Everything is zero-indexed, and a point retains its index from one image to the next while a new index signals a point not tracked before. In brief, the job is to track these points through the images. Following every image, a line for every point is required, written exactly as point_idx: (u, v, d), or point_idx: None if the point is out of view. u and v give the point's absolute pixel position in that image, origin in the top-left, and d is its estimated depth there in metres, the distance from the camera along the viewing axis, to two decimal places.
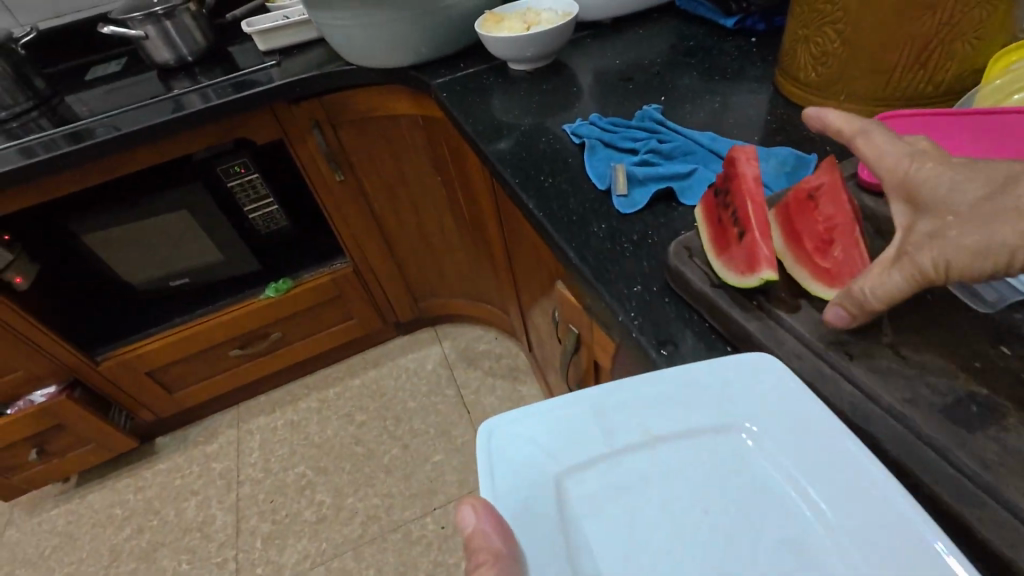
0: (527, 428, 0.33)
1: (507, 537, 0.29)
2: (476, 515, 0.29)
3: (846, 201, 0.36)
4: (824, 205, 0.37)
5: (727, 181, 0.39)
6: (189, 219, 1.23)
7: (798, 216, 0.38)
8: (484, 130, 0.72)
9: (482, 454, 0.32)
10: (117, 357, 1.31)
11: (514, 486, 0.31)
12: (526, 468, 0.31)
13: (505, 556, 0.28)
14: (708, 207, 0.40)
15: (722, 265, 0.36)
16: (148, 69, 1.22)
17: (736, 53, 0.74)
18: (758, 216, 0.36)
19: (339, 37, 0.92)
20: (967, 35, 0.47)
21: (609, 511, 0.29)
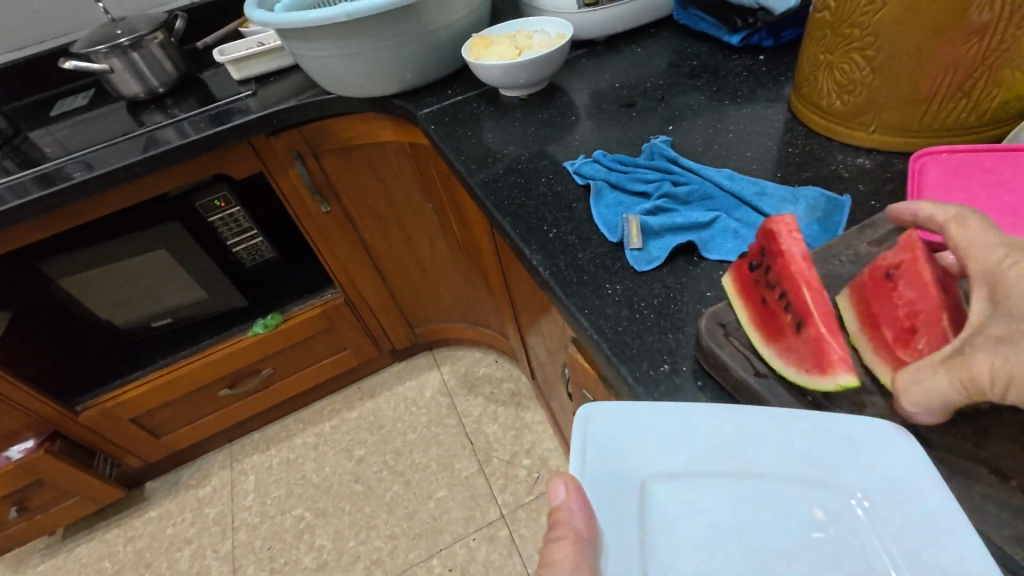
0: (629, 428, 0.33)
1: (589, 523, 0.31)
2: (568, 494, 0.31)
3: (928, 283, 0.32)
4: (902, 289, 0.33)
5: (765, 255, 0.36)
6: (166, 256, 1.15)
7: (875, 298, 0.34)
8: (476, 165, 0.66)
9: (578, 434, 0.33)
10: (98, 406, 1.24)
11: (603, 473, 0.32)
12: (619, 465, 0.32)
13: (585, 538, 0.30)
14: (743, 282, 0.37)
15: (778, 357, 0.33)
16: (116, 102, 1.15)
17: (744, 73, 0.69)
18: (816, 305, 0.33)
19: (317, 67, 0.86)
20: (1016, 61, 0.42)
21: (687, 529, 0.30)
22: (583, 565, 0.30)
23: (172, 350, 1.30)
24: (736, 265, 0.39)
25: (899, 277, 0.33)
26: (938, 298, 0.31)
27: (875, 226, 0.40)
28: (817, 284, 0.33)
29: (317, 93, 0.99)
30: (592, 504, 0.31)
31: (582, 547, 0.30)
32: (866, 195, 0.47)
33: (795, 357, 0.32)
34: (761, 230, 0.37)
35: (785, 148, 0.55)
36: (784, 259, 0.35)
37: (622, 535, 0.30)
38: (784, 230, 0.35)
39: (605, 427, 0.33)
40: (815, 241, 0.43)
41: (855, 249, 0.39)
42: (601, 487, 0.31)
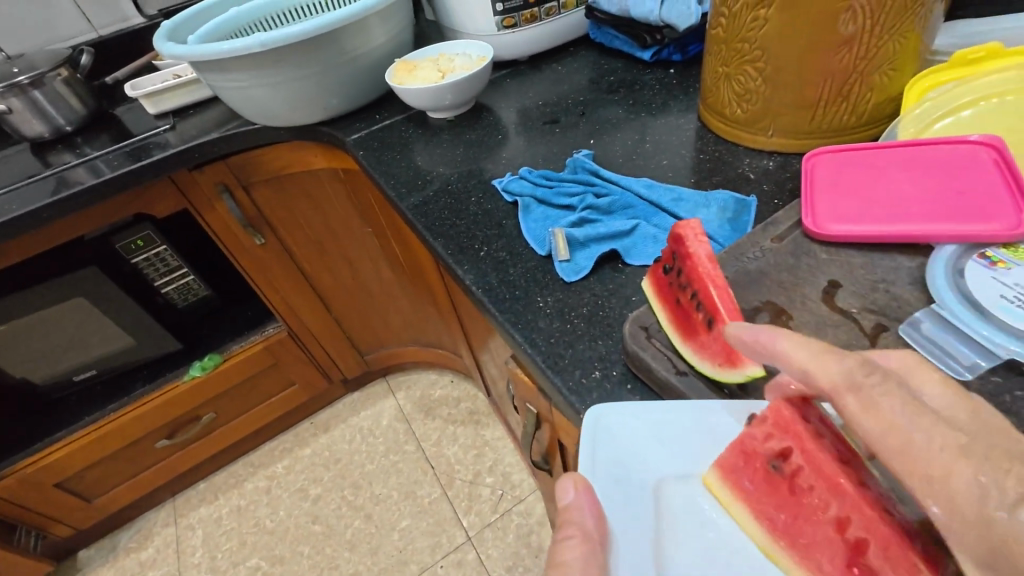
0: (638, 430, 0.35)
1: (599, 523, 0.31)
2: (578, 491, 0.32)
3: (828, 476, 0.29)
4: (820, 497, 0.29)
5: (676, 260, 0.38)
6: (86, 304, 1.07)
7: (784, 508, 0.31)
8: (407, 188, 0.66)
9: (590, 433, 0.35)
10: (17, 474, 1.14)
11: (613, 474, 0.34)
12: (630, 465, 0.34)
13: (594, 536, 0.31)
14: (659, 287, 0.39)
15: (695, 353, 0.35)
16: (19, 142, 1.08)
17: (658, 86, 0.73)
18: (724, 303, 0.34)
19: (237, 98, 0.84)
20: (882, 67, 0.47)
21: (698, 527, 0.31)
22: (591, 566, 0.30)
23: (98, 405, 1.20)
24: (653, 270, 0.41)
25: (808, 479, 0.30)
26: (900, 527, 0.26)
27: (775, 223, 0.43)
28: (722, 284, 0.35)
29: (242, 124, 0.96)
30: (602, 504, 0.32)
31: (590, 545, 0.31)
32: (769, 195, 0.50)
33: (706, 354, 0.34)
34: (671, 235, 0.39)
35: (697, 155, 0.58)
36: (692, 262, 0.37)
37: (633, 534, 0.31)
38: (689, 233, 0.37)
39: (616, 430, 0.35)
40: (726, 241, 0.46)
41: (759, 246, 0.41)
42: (612, 486, 0.33)
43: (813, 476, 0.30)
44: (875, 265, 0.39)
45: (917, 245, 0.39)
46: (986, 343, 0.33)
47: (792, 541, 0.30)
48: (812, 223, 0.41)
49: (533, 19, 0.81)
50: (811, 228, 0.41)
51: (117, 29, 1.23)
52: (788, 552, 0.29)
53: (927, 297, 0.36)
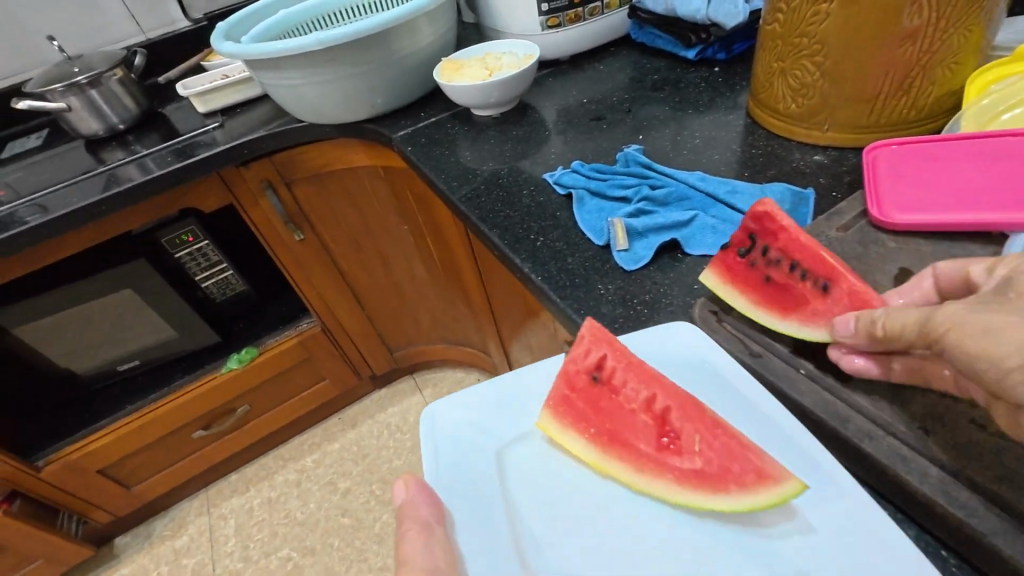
0: (463, 410, 0.39)
1: (435, 509, 0.35)
2: (409, 490, 0.35)
3: (644, 376, 0.39)
4: (631, 391, 0.40)
5: (755, 240, 0.42)
6: (133, 296, 1.11)
7: (608, 406, 0.40)
8: (457, 182, 0.68)
9: (426, 436, 0.38)
10: (62, 459, 1.17)
11: (453, 468, 0.37)
12: (466, 442, 0.38)
13: (433, 520, 0.34)
14: (735, 273, 0.41)
15: (809, 322, 0.37)
16: (75, 139, 1.12)
17: (703, 84, 0.74)
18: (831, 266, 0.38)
19: (286, 96, 0.86)
20: (945, 61, 0.47)
21: (530, 465, 0.37)
22: (434, 547, 0.33)
23: (139, 395, 1.24)
24: (718, 258, 0.42)
25: (621, 375, 0.40)
26: (690, 396, 0.37)
27: (838, 214, 0.44)
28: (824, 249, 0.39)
29: (287, 122, 0.99)
30: (438, 494, 0.35)
31: (431, 532, 0.34)
32: (829, 188, 0.51)
33: (832, 316, 0.37)
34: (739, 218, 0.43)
35: (749, 149, 0.59)
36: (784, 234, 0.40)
37: (471, 504, 0.35)
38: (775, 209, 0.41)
39: (447, 425, 0.39)
40: None
41: (826, 235, 0.42)
42: (450, 478, 0.36)
43: (627, 375, 0.39)
44: (947, 253, 0.39)
45: (989, 233, 0.40)
46: None
47: (621, 440, 0.37)
48: (877, 210, 0.42)
49: (576, 20, 0.82)
50: (875, 216, 0.42)
51: (165, 32, 1.27)
52: (614, 450, 0.37)
53: None
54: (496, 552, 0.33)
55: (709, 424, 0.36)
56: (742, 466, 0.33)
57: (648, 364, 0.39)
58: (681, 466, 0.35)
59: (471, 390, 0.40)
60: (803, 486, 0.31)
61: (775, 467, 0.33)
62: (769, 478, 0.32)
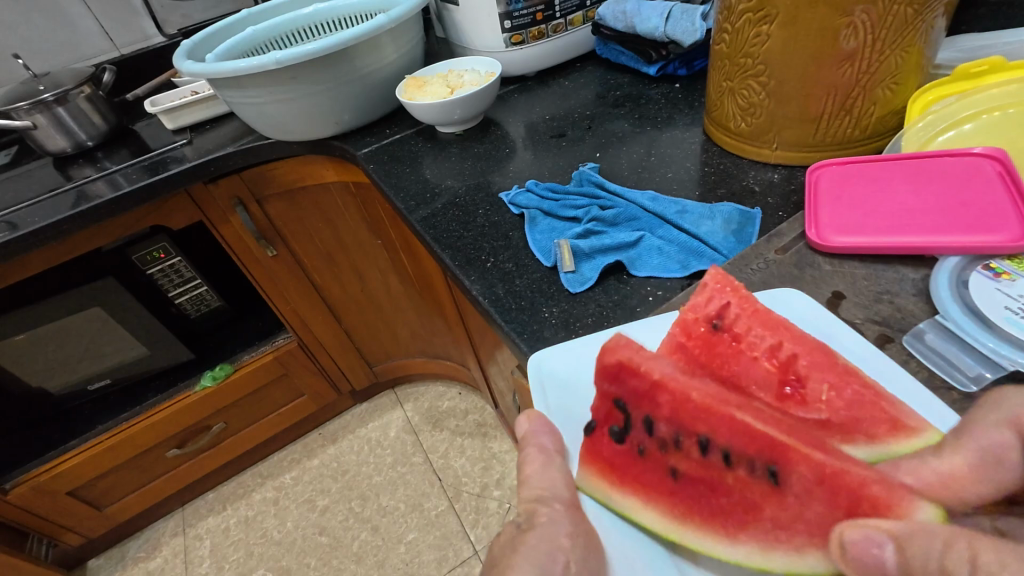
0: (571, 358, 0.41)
1: (554, 440, 0.38)
2: (533, 425, 0.39)
3: (773, 322, 0.39)
4: (755, 337, 0.39)
5: (629, 415, 0.39)
6: (103, 314, 1.10)
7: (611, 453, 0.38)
8: (416, 202, 0.67)
9: (535, 378, 0.41)
10: (30, 481, 1.15)
11: (564, 408, 0.40)
12: (579, 392, 0.40)
13: (552, 450, 0.38)
14: (631, 467, 0.37)
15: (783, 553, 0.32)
16: (41, 156, 1.11)
17: (663, 100, 0.74)
18: (759, 437, 0.34)
19: (253, 114, 0.86)
20: (885, 81, 0.47)
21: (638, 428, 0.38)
22: (551, 472, 0.37)
23: (112, 413, 1.22)
24: (601, 453, 0.38)
25: (743, 324, 0.39)
26: (815, 343, 0.38)
27: (780, 235, 0.46)
28: (732, 408, 0.36)
29: (256, 139, 0.99)
30: (557, 429, 0.39)
31: (552, 460, 0.38)
32: (776, 208, 0.51)
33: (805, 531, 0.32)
34: (602, 388, 0.39)
35: (702, 167, 0.59)
36: (661, 405, 0.38)
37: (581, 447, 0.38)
38: (635, 367, 0.38)
39: (555, 368, 0.41)
40: (731, 253, 0.46)
41: (764, 257, 0.45)
42: (563, 425, 0.39)
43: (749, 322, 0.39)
44: (879, 277, 0.42)
45: (921, 254, 0.42)
46: (993, 354, 0.35)
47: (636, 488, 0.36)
48: (814, 234, 0.44)
49: (540, 37, 0.83)
50: (813, 239, 0.44)
51: (138, 49, 1.27)
52: (636, 500, 0.36)
53: (932, 308, 0.39)
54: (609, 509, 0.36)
55: (839, 369, 0.36)
56: (873, 415, 0.34)
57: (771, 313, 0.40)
58: (806, 415, 0.36)
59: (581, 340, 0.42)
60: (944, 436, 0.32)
61: (912, 417, 0.33)
62: (906, 429, 0.33)
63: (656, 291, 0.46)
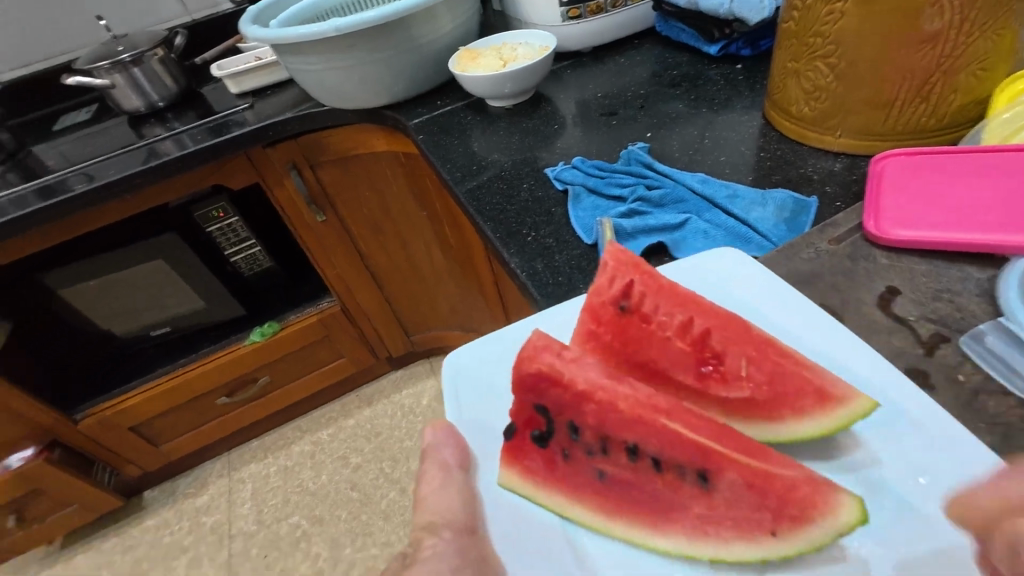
0: (481, 360, 0.43)
1: (456, 452, 0.38)
2: (437, 434, 0.39)
3: (683, 294, 0.41)
4: (664, 315, 0.41)
5: (552, 420, 0.39)
6: (165, 267, 1.18)
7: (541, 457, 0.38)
8: (462, 173, 0.68)
9: (448, 384, 0.42)
10: (97, 414, 1.26)
11: (476, 414, 0.40)
12: (487, 394, 0.41)
13: (454, 463, 0.38)
14: (556, 469, 0.38)
15: (724, 542, 0.33)
16: (118, 114, 1.19)
17: (723, 81, 0.71)
18: (703, 438, 0.36)
19: (311, 81, 0.88)
20: (969, 67, 0.44)
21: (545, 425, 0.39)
22: (449, 489, 0.37)
23: (172, 358, 1.31)
24: (525, 458, 0.38)
25: (648, 301, 0.42)
26: (727, 315, 0.40)
27: (836, 224, 0.44)
28: (661, 418, 0.37)
29: (313, 106, 1.02)
30: (462, 438, 0.39)
31: (454, 474, 0.37)
32: (835, 197, 0.48)
33: (739, 522, 0.34)
34: (521, 397, 0.38)
35: (758, 153, 0.57)
36: (587, 412, 0.38)
37: (490, 454, 0.38)
38: (558, 377, 0.37)
39: (467, 370, 0.42)
40: (782, 241, 0.45)
41: (816, 246, 0.43)
42: (472, 431, 0.39)
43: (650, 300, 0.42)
44: (940, 275, 0.40)
45: (991, 253, 0.39)
46: None
47: (565, 488, 0.37)
48: (872, 225, 0.42)
49: (598, 11, 0.81)
50: (871, 230, 0.42)
51: (208, 14, 1.32)
52: (570, 497, 0.37)
53: (996, 309, 0.37)
54: (517, 519, 0.36)
55: (754, 341, 0.38)
56: (797, 389, 0.35)
57: (675, 289, 0.42)
58: (729, 393, 0.38)
59: (488, 337, 0.44)
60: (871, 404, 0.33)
61: (838, 388, 0.34)
62: (832, 399, 0.34)
63: None
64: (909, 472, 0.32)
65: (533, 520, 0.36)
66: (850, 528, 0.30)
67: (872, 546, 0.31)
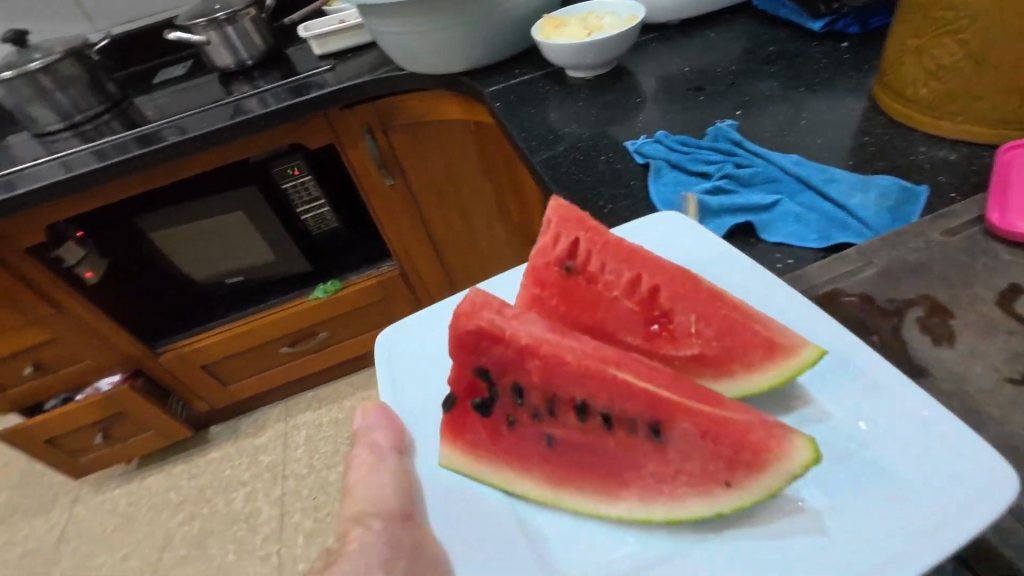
0: (414, 348, 0.45)
1: (387, 435, 0.39)
2: (366, 418, 0.40)
3: (632, 248, 0.43)
4: (610, 273, 0.42)
5: (493, 385, 0.39)
6: (242, 219, 1.24)
7: (484, 425, 0.39)
8: (538, 142, 0.67)
9: (383, 374, 0.44)
10: (176, 350, 1.37)
11: (410, 399, 0.42)
12: (420, 381, 0.43)
13: (385, 447, 0.39)
14: (500, 439, 0.39)
15: (681, 495, 0.33)
16: (210, 71, 1.25)
17: (825, 60, 0.66)
18: (650, 394, 0.35)
19: (393, 44, 0.90)
20: None
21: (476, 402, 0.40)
22: (382, 474, 0.38)
23: (243, 305, 1.40)
24: (466, 433, 0.38)
25: (593, 261, 0.43)
26: (673, 269, 0.41)
27: (951, 215, 0.41)
28: (613, 369, 0.36)
29: (392, 70, 1.03)
30: (394, 421, 0.40)
31: (385, 459, 0.38)
32: (948, 188, 0.45)
33: (694, 473, 0.34)
34: (460, 364, 0.38)
35: (861, 137, 0.53)
36: (531, 370, 0.37)
37: (425, 434, 0.40)
38: (500, 335, 0.37)
39: (399, 359, 0.45)
40: (886, 230, 0.42)
41: (925, 237, 0.40)
42: (406, 415, 0.41)
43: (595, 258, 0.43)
44: None
45: None
46: None
47: (513, 455, 0.38)
48: (998, 219, 0.39)
49: None
50: (995, 224, 0.39)
51: None
52: (517, 467, 0.38)
53: None
54: (452, 498, 0.36)
55: (703, 295, 0.39)
56: (746, 342, 0.36)
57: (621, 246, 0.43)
58: (678, 350, 0.39)
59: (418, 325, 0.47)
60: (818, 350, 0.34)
61: (788, 339, 0.35)
62: (782, 350, 0.35)
63: (786, 259, 0.43)
64: (851, 416, 0.33)
65: (479, 497, 0.36)
66: (804, 468, 0.30)
67: (821, 497, 0.31)
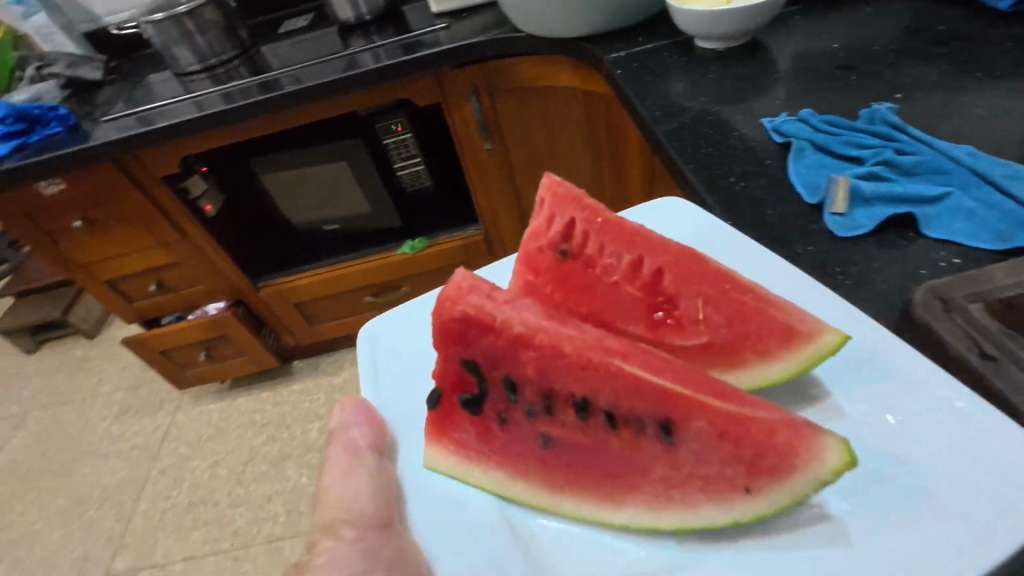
0: (397, 340, 0.43)
1: (366, 433, 0.38)
2: (345, 416, 0.39)
3: (636, 229, 0.43)
4: (609, 256, 0.43)
5: (483, 379, 0.37)
6: (344, 169, 1.31)
7: (475, 421, 0.38)
8: (662, 113, 0.64)
9: (364, 367, 0.42)
10: (275, 286, 1.48)
11: (391, 396, 0.40)
12: (401, 377, 0.41)
13: (364, 447, 0.37)
14: (490, 438, 0.37)
15: (693, 502, 0.32)
16: (331, 24, 1.30)
17: (1008, 44, 0.58)
18: (654, 394, 0.34)
19: (515, 4, 0.89)
20: None
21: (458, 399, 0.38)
22: (357, 475, 0.36)
23: (337, 251, 1.48)
24: (454, 430, 0.37)
25: (590, 243, 0.43)
26: (676, 251, 0.41)
27: None
28: (617, 360, 0.35)
29: (506, 32, 1.03)
30: (372, 418, 0.38)
31: (361, 460, 0.37)
32: None
33: (709, 475, 0.33)
34: (443, 360, 0.36)
35: None
36: (525, 365, 0.35)
37: (407, 431, 0.38)
38: (488, 321, 0.34)
39: (383, 350, 0.43)
40: None
41: None
42: (389, 412, 0.39)
43: (594, 240, 0.43)
44: None
45: None
46: None
47: (509, 454, 0.37)
48: None
49: None
50: None
51: None
52: (511, 470, 0.36)
53: None
54: (437, 502, 0.35)
55: (709, 282, 0.39)
56: (760, 329, 0.36)
57: (620, 229, 0.43)
58: (687, 339, 0.39)
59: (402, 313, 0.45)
60: (842, 335, 0.33)
61: (809, 325, 0.34)
62: (803, 335, 0.34)
63: (952, 258, 0.39)
64: (874, 418, 0.31)
65: (464, 500, 0.35)
66: (837, 472, 0.28)
67: (848, 509, 0.29)
